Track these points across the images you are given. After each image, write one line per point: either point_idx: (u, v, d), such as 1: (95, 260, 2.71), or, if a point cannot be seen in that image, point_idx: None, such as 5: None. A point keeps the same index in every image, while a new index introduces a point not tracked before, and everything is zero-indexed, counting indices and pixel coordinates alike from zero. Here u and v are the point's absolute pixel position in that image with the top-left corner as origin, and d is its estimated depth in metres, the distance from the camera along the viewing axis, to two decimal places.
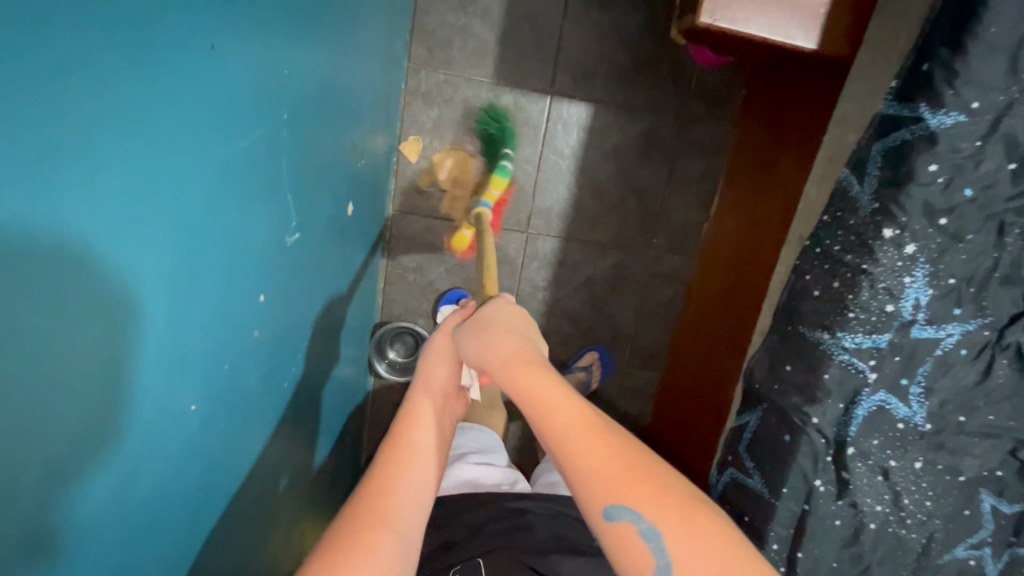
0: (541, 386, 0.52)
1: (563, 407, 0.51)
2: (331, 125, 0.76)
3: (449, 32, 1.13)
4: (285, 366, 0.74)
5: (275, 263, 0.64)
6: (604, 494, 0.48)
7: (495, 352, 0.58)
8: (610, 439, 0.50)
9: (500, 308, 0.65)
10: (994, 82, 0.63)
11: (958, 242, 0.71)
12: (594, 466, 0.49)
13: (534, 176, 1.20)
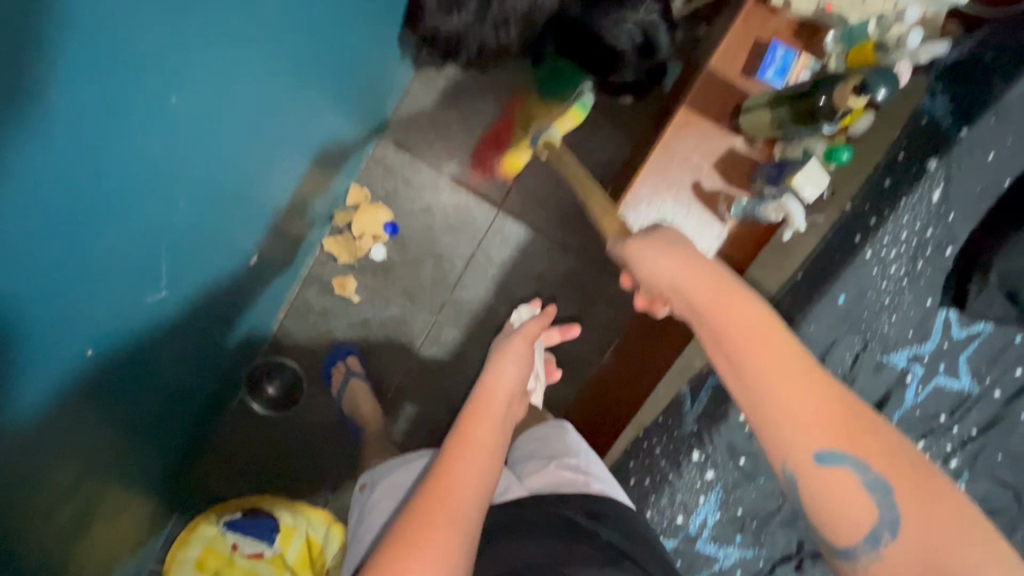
0: (741, 314, 0.57)
1: (759, 334, 0.56)
2: (292, 177, 0.91)
3: (429, 124, 1.24)
4: (171, 336, 0.83)
5: (188, 251, 0.73)
6: (808, 441, 0.54)
7: (688, 282, 0.61)
8: (806, 361, 0.55)
9: (666, 233, 0.67)
10: None
11: (751, 479, 0.82)
12: (801, 416, 0.54)
13: (460, 271, 1.29)
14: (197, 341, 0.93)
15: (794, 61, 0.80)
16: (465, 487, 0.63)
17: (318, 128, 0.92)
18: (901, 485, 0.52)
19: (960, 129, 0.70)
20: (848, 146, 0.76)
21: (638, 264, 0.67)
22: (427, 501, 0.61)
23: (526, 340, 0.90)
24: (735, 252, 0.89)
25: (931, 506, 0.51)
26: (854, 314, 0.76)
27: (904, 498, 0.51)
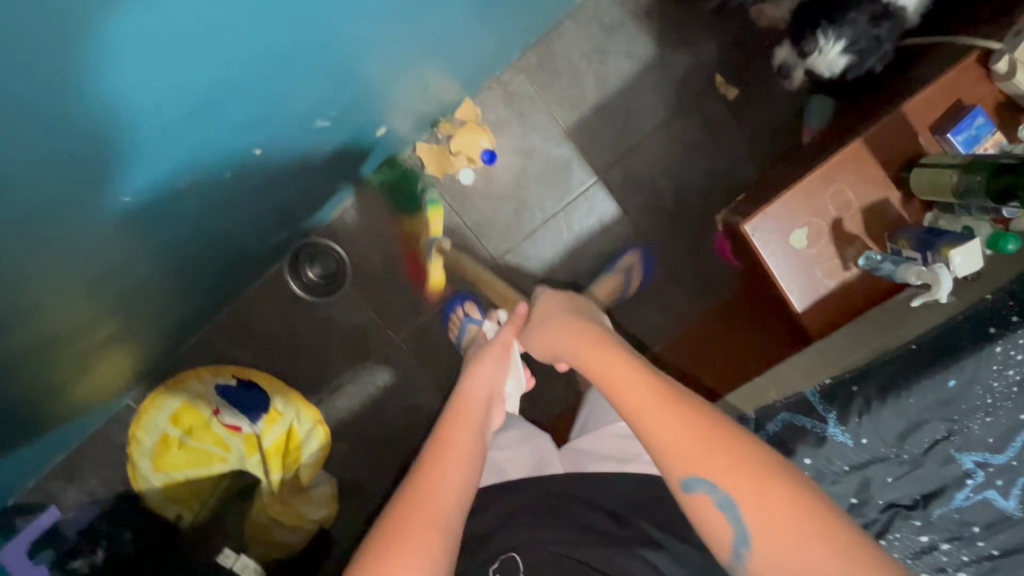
0: (600, 362, 0.64)
1: (623, 374, 0.61)
2: (389, 96, 0.99)
3: (564, 66, 1.17)
4: (229, 205, 0.89)
5: (285, 118, 0.81)
6: (670, 465, 0.55)
7: (567, 342, 0.71)
8: (672, 399, 0.57)
9: (561, 303, 0.80)
10: (886, 436, 0.75)
11: None
12: (670, 447, 0.55)
13: (535, 225, 1.24)
14: (246, 213, 0.96)
15: (988, 133, 0.77)
16: (445, 490, 0.63)
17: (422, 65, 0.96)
18: (774, 524, 0.50)
19: None
20: (1015, 235, 0.72)
21: (529, 338, 0.79)
22: (411, 503, 0.61)
23: (503, 346, 0.84)
24: (845, 302, 0.85)
25: (773, 502, 0.51)
26: (953, 402, 0.74)
27: (749, 513, 0.51)
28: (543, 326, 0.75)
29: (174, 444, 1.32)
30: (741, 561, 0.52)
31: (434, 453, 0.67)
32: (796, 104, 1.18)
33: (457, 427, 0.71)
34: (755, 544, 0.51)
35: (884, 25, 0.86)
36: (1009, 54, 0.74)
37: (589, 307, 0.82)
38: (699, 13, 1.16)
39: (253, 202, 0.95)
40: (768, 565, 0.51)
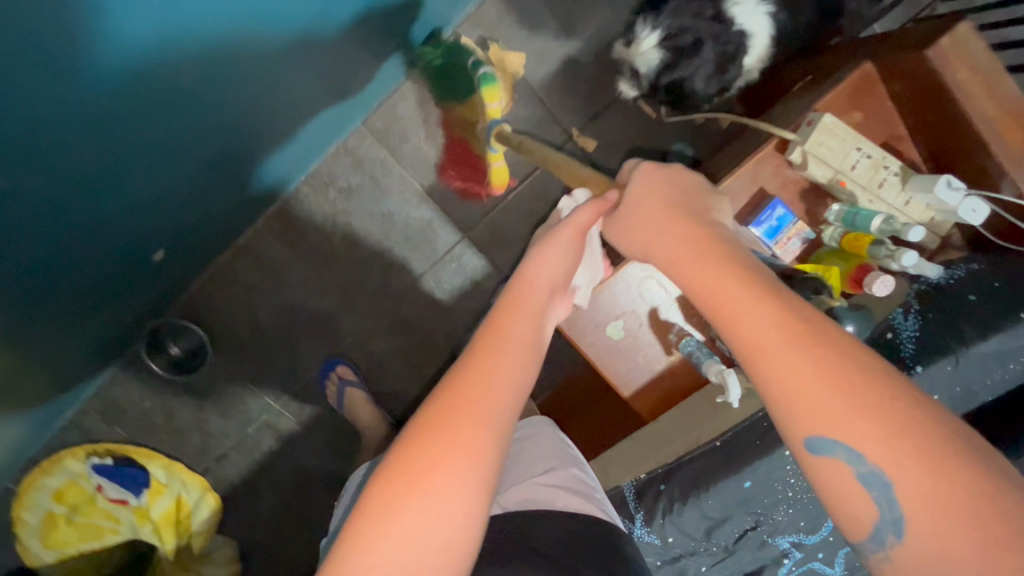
0: (710, 252, 0.49)
1: (746, 296, 0.45)
2: (289, 123, 0.94)
3: (413, 128, 1.13)
4: (149, 163, 0.74)
5: (186, 127, 0.73)
6: (803, 416, 0.41)
7: (668, 243, 0.53)
8: (809, 332, 0.42)
9: (665, 180, 0.58)
10: (692, 532, 0.77)
11: None
12: (799, 393, 0.41)
13: (405, 285, 1.22)
14: (178, 158, 0.78)
15: (790, 224, 0.76)
16: (496, 395, 0.49)
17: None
18: (954, 527, 0.36)
19: (914, 363, 0.67)
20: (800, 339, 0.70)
21: (614, 236, 0.60)
22: (450, 396, 0.48)
23: (576, 231, 0.60)
24: (670, 386, 0.85)
25: (930, 478, 0.37)
26: (753, 500, 0.74)
27: (897, 477, 0.38)
28: (638, 227, 0.56)
29: (60, 521, 1.24)
30: (883, 549, 0.40)
31: (489, 341, 0.53)
32: (657, 151, 1.15)
33: (515, 318, 0.55)
34: (912, 532, 0.38)
35: (706, 47, 0.77)
36: (797, 145, 0.72)
37: (707, 191, 0.59)
38: (551, 64, 1.11)
39: (161, 172, 0.78)
40: (920, 565, 0.38)
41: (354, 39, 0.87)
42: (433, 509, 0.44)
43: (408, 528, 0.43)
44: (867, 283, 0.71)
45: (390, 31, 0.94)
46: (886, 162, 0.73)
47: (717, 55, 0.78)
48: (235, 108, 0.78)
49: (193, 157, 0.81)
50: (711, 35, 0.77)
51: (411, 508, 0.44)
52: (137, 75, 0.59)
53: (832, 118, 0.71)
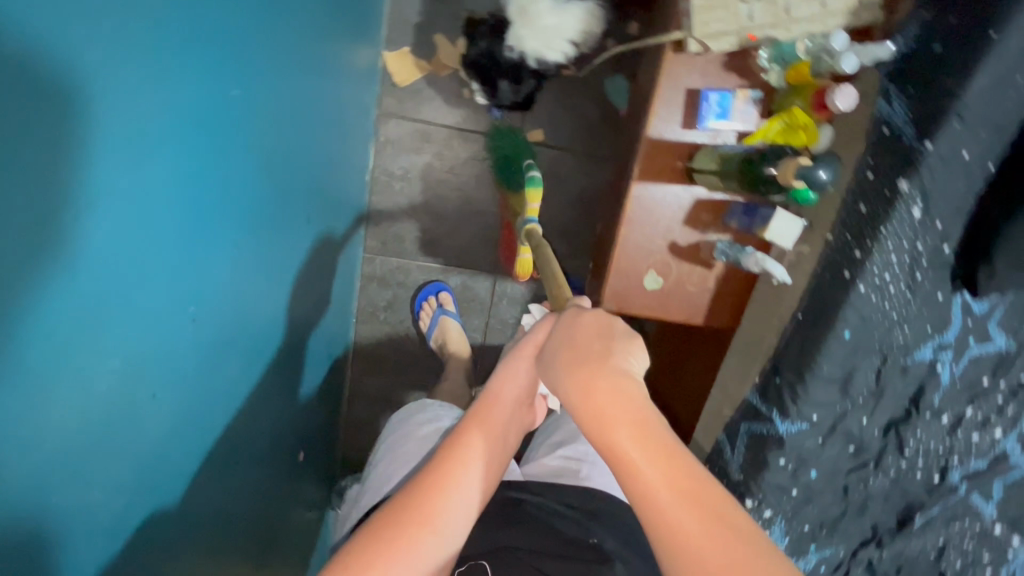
0: (608, 397, 0.46)
1: (630, 448, 0.44)
2: (321, 258, 0.97)
3: (401, 228, 1.24)
4: (267, 399, 0.80)
5: (268, 340, 0.77)
6: (679, 559, 0.42)
7: (583, 400, 0.47)
8: (690, 494, 0.43)
9: (586, 325, 0.51)
10: (830, 399, 0.78)
11: (808, 502, 0.86)
12: (677, 540, 0.42)
13: (481, 341, 1.32)
14: (279, 370, 0.83)
15: (732, 99, 0.76)
16: (438, 523, 0.51)
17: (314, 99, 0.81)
18: None
19: (922, 142, 0.65)
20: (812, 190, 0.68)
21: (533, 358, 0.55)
22: (400, 509, 0.51)
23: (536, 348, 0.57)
24: (730, 292, 0.88)
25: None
26: (863, 342, 0.75)
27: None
28: (547, 360, 0.52)
29: None
30: None
31: (441, 455, 0.55)
32: (595, 99, 1.18)
33: (478, 430, 0.56)
34: None
35: (501, 79, 1.04)
36: (689, 37, 0.74)
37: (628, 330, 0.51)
38: (461, 100, 1.17)
39: (282, 396, 0.87)
40: None
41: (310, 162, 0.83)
42: None
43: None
44: (830, 102, 0.70)
45: (330, 137, 0.90)
46: None
47: (511, 81, 1.04)
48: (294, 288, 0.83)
49: (288, 359, 0.88)
50: (504, 74, 1.04)
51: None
52: (188, 320, 0.54)
53: None
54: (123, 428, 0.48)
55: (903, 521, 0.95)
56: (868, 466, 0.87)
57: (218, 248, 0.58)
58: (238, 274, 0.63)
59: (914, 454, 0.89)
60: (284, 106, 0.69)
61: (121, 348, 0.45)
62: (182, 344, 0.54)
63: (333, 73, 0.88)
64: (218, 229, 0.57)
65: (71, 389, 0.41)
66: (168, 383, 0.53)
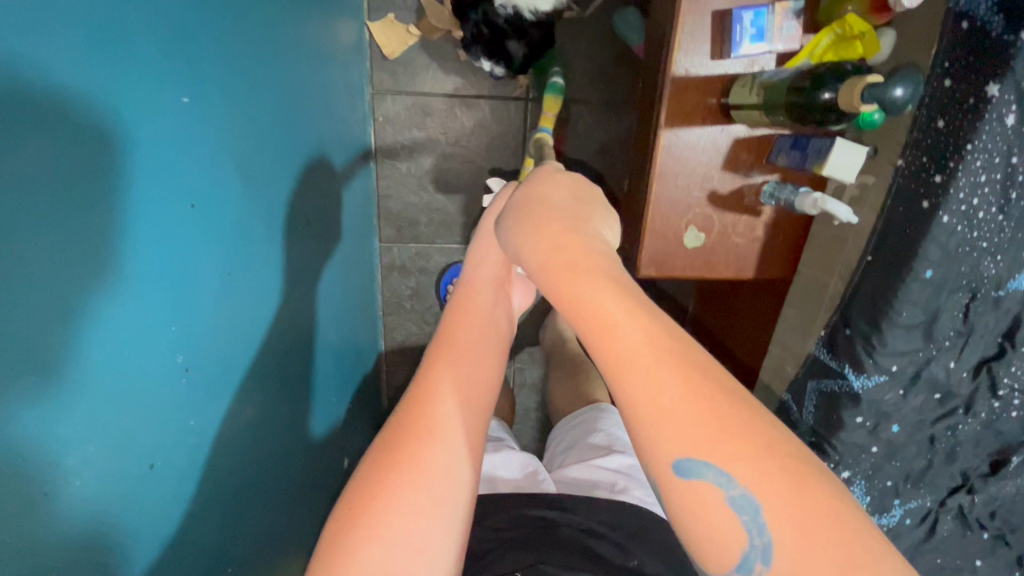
0: (570, 248, 0.40)
1: (600, 302, 0.37)
2: (335, 256, 0.92)
3: (415, 212, 1.17)
4: (298, 413, 0.77)
5: (290, 352, 0.73)
6: (664, 438, 0.34)
7: (539, 252, 0.42)
8: (667, 347, 0.36)
9: (552, 188, 0.48)
10: (911, 346, 0.69)
11: (890, 457, 0.78)
12: (658, 415, 0.34)
13: None
14: (305, 380, 0.79)
15: (770, 16, 0.65)
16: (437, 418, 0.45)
17: (300, 101, 0.73)
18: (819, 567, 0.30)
19: (1016, 33, 0.54)
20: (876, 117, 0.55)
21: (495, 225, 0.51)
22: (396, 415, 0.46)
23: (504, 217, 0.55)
24: (783, 239, 0.79)
25: (808, 503, 0.32)
26: (948, 278, 0.65)
27: (772, 506, 0.32)
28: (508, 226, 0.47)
29: None
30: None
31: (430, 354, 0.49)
32: (605, 40, 1.06)
33: (466, 316, 0.52)
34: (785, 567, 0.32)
35: (512, 41, 0.95)
36: None
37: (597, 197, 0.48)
38: (458, 64, 1.07)
39: (313, 405, 0.83)
40: None
41: (306, 156, 0.77)
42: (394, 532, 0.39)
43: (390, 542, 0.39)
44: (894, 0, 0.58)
45: (322, 127, 0.83)
46: None
47: (519, 36, 0.94)
48: (308, 297, 0.79)
49: (315, 366, 0.84)
50: (511, 32, 0.93)
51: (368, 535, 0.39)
52: (189, 347, 0.50)
53: None
54: (137, 490, 0.44)
55: (997, 463, 0.86)
56: (957, 412, 0.78)
57: (209, 284, 0.52)
58: (241, 297, 0.58)
59: (1009, 393, 0.79)
60: (268, 114, 0.63)
61: (113, 404, 0.41)
62: (185, 399, 0.49)
63: (319, 58, 0.80)
64: (205, 259, 0.51)
65: (62, 451, 0.37)
66: (180, 441, 0.49)
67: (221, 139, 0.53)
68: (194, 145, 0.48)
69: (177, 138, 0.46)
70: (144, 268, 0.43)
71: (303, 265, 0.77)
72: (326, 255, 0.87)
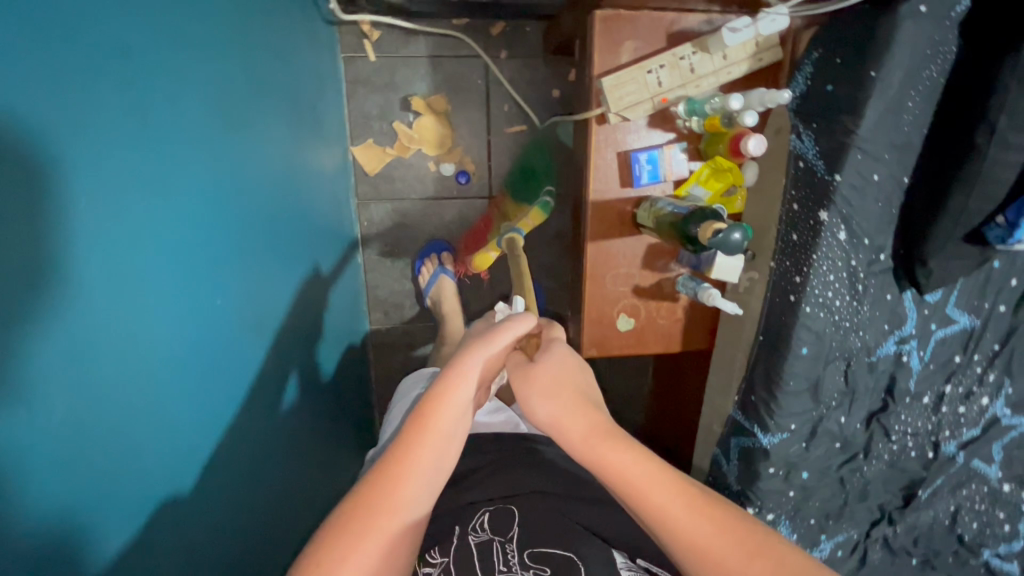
0: (600, 427, 0.60)
1: (637, 470, 0.56)
2: (327, 347, 1.07)
3: (399, 297, 1.33)
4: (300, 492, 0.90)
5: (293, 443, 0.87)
6: (719, 571, 0.52)
7: (576, 422, 0.60)
8: (698, 499, 0.55)
9: (567, 366, 0.65)
10: (803, 406, 0.84)
11: (807, 498, 0.92)
12: (708, 553, 0.52)
13: None
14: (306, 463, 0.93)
15: (660, 157, 0.83)
16: (411, 494, 0.55)
17: (294, 230, 0.90)
18: None
19: (831, 175, 0.71)
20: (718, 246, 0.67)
21: (522, 389, 0.64)
22: (377, 486, 0.55)
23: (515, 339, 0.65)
24: (699, 319, 0.95)
25: None
26: (823, 352, 0.81)
27: None
28: (536, 396, 0.63)
29: None
30: None
31: (415, 433, 0.58)
32: (553, 146, 1.25)
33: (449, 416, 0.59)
34: None
35: None
36: (608, 112, 0.80)
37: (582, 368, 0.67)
38: (429, 173, 1.25)
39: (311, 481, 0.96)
40: None
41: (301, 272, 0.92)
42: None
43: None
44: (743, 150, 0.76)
45: (315, 241, 1.00)
46: (679, 54, 0.78)
47: None
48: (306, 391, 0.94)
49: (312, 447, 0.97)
50: None
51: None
52: (155, 396, 0.53)
53: (610, 79, 0.78)
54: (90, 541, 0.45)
55: (909, 496, 1.00)
56: (859, 457, 0.92)
57: (207, 384, 0.62)
58: (228, 389, 0.67)
59: (903, 436, 0.93)
60: (264, 251, 0.79)
61: (126, 460, 0.49)
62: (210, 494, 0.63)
63: (310, 194, 0.98)
64: (183, 348, 0.57)
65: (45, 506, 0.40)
66: (201, 526, 0.61)
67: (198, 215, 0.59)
68: (172, 202, 0.54)
69: (158, 198, 0.52)
70: (129, 356, 0.48)
71: (297, 369, 0.92)
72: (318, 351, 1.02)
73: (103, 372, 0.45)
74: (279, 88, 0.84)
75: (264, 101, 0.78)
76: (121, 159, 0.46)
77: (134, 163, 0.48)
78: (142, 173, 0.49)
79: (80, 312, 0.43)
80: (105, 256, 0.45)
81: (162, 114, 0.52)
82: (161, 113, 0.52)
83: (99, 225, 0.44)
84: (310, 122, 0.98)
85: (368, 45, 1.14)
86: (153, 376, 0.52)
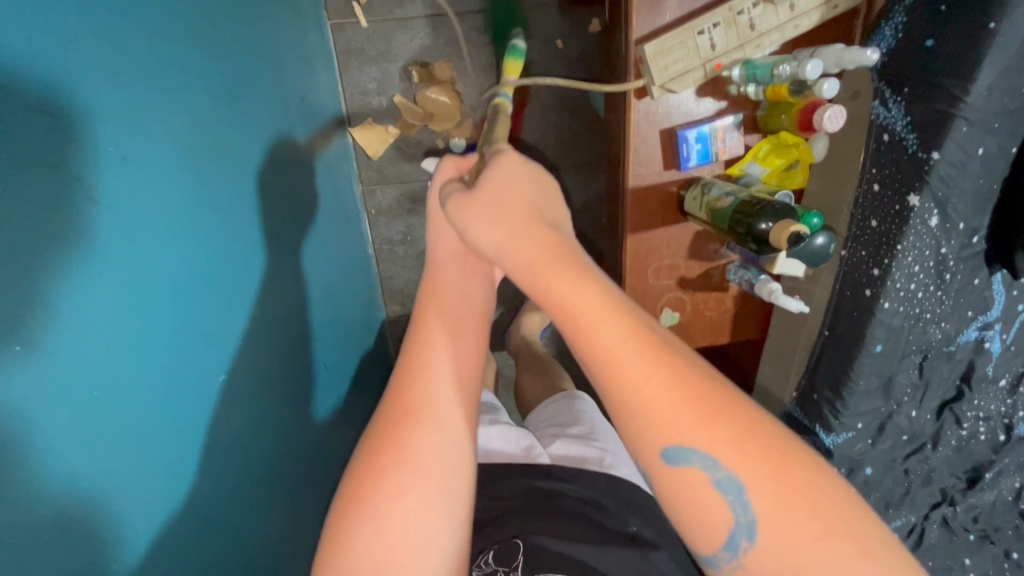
0: (536, 246, 0.44)
1: (581, 299, 0.41)
2: (345, 350, 1.00)
3: (416, 287, 1.25)
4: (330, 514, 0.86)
5: (320, 466, 0.82)
6: (655, 423, 0.38)
7: (511, 242, 0.45)
8: (655, 343, 0.40)
9: (524, 172, 0.50)
10: (872, 403, 0.76)
11: (869, 492, 0.86)
12: (650, 408, 0.38)
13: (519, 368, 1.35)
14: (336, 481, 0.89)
15: (711, 135, 0.71)
16: (430, 380, 0.48)
17: (302, 235, 0.82)
18: (793, 526, 0.36)
19: (927, 153, 0.59)
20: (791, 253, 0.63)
21: (459, 208, 0.50)
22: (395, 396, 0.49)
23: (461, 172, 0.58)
24: (750, 310, 0.86)
25: (781, 473, 0.37)
26: (897, 349, 0.72)
27: (748, 474, 0.37)
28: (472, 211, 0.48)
29: None
30: (739, 550, 0.38)
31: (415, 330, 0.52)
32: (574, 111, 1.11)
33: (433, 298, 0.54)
34: (763, 534, 0.37)
35: None
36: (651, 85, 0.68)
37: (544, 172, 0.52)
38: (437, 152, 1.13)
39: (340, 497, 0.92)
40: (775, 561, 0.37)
41: (313, 282, 0.84)
42: (410, 514, 0.43)
43: (398, 531, 0.42)
44: (817, 125, 0.64)
45: (322, 239, 0.91)
46: (738, 7, 0.64)
47: None
48: (327, 407, 0.88)
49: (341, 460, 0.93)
50: None
51: (380, 518, 0.43)
52: (180, 434, 0.47)
53: (655, 44, 0.65)
54: None
55: (973, 478, 0.95)
56: (926, 447, 0.85)
57: (230, 429, 0.56)
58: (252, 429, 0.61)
59: (974, 422, 0.86)
60: (277, 262, 0.71)
61: (151, 508, 0.44)
62: (249, 548, 0.59)
63: (312, 192, 0.87)
64: (203, 379, 0.51)
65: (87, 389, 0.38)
66: None
67: (206, 188, 0.54)
68: (170, 181, 0.49)
69: (154, 201, 0.46)
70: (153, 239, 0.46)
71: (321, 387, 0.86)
72: (336, 359, 0.96)
73: (135, 238, 0.43)
74: (269, 84, 0.74)
75: (252, 93, 0.68)
76: (111, 180, 0.41)
77: (120, 174, 0.43)
78: (117, 166, 0.42)
79: (97, 220, 0.40)
80: (99, 211, 0.40)
81: (142, 106, 0.46)
82: (109, 70, 0.42)
83: (103, 221, 0.40)
84: (303, 109, 0.86)
85: (357, 9, 1.00)
86: (178, 369, 0.48)
